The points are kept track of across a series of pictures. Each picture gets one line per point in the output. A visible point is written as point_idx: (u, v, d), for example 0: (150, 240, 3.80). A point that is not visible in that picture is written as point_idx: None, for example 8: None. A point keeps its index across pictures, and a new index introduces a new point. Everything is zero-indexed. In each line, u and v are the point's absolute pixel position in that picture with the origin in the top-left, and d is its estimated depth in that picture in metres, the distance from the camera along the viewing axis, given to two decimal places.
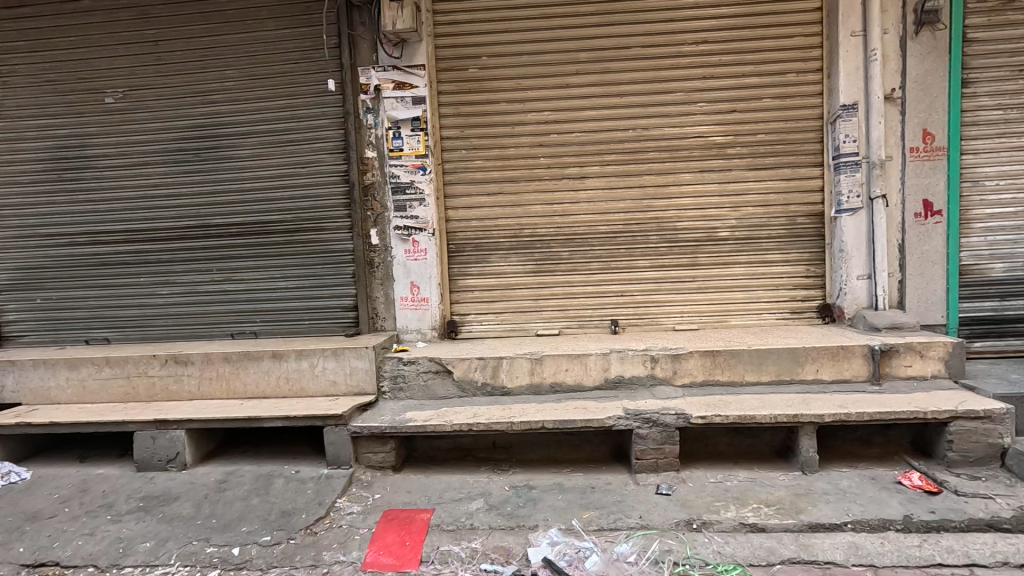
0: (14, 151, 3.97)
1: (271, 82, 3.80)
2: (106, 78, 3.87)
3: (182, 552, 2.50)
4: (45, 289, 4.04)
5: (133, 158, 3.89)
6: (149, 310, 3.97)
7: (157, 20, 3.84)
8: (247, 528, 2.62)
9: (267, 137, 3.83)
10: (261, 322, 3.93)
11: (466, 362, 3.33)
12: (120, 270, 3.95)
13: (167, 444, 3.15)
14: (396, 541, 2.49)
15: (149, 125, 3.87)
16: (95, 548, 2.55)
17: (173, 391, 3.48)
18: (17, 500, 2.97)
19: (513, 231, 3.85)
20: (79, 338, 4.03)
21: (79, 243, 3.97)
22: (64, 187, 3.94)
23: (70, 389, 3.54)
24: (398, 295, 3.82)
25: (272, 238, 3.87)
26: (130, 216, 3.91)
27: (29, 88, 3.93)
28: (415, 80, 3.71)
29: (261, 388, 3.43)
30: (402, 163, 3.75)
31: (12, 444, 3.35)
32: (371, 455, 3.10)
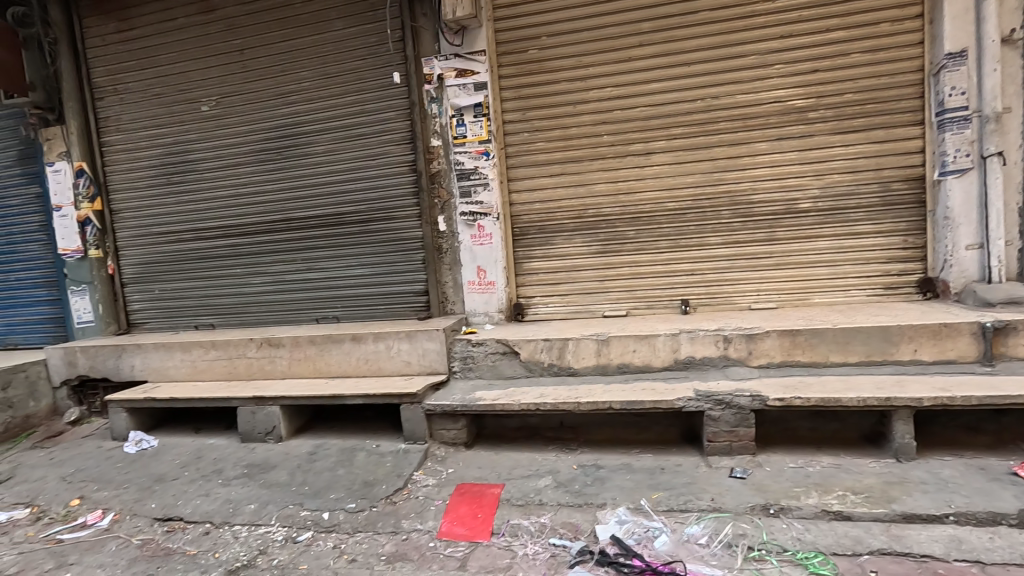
0: (130, 160, 4.50)
1: (342, 79, 4.01)
2: (201, 88, 4.27)
3: (280, 514, 2.77)
4: (161, 281, 4.57)
5: (226, 160, 4.28)
6: (246, 298, 4.37)
7: (241, 30, 4.15)
8: (334, 495, 2.85)
9: (340, 133, 4.05)
10: (341, 307, 4.20)
11: (533, 343, 3.38)
12: (221, 262, 4.38)
13: (265, 418, 3.49)
14: (468, 513, 2.61)
15: (238, 128, 4.23)
16: (209, 507, 2.90)
17: (268, 371, 3.83)
18: (147, 463, 3.44)
19: (576, 212, 3.82)
20: (190, 324, 4.53)
21: (186, 240, 4.44)
22: (172, 190, 4.42)
23: (185, 369, 4.00)
24: (466, 279, 3.94)
25: (348, 228, 4.11)
26: (227, 213, 4.32)
27: (140, 102, 4.41)
28: (476, 66, 3.75)
29: (343, 368, 3.69)
30: (466, 150, 3.83)
31: (142, 416, 3.87)
32: (444, 432, 3.25)
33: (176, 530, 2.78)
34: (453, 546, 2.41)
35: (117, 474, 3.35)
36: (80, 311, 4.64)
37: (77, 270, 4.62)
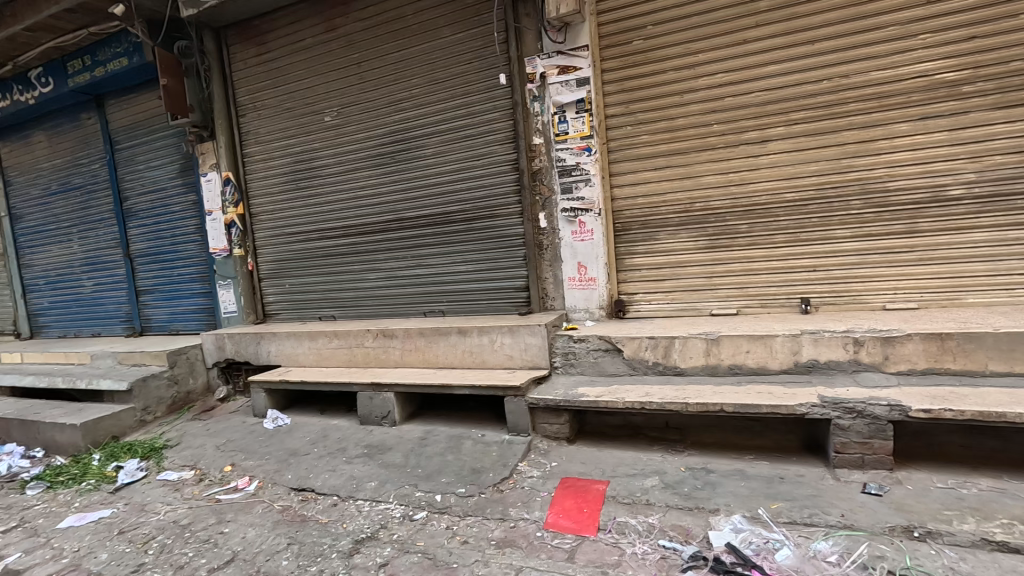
0: (267, 168, 5.07)
1: (449, 84, 4.20)
2: (325, 101, 4.69)
3: (398, 493, 2.99)
4: (291, 276, 5.10)
5: (346, 165, 4.67)
6: (362, 292, 4.75)
7: (359, 45, 4.49)
8: (445, 479, 3.02)
9: (447, 135, 4.25)
10: (447, 302, 4.41)
11: (637, 341, 3.33)
12: (341, 259, 4.80)
13: (381, 403, 3.78)
14: (573, 506, 2.63)
15: (356, 136, 4.59)
16: (336, 481, 3.20)
17: (383, 360, 4.14)
18: (283, 438, 3.87)
19: (683, 206, 3.68)
20: (315, 315, 5.02)
21: (312, 240, 4.92)
22: (301, 194, 4.91)
23: (312, 356, 4.44)
24: (567, 276, 3.96)
25: (454, 226, 4.31)
26: (346, 215, 4.71)
27: (274, 117, 4.94)
28: (579, 62, 3.74)
29: (450, 360, 3.88)
30: (568, 147, 3.84)
31: (277, 396, 4.36)
32: (547, 426, 3.31)
33: (309, 500, 3.09)
34: (560, 537, 2.45)
35: (259, 446, 3.81)
36: (226, 303, 5.32)
37: (224, 266, 5.29)
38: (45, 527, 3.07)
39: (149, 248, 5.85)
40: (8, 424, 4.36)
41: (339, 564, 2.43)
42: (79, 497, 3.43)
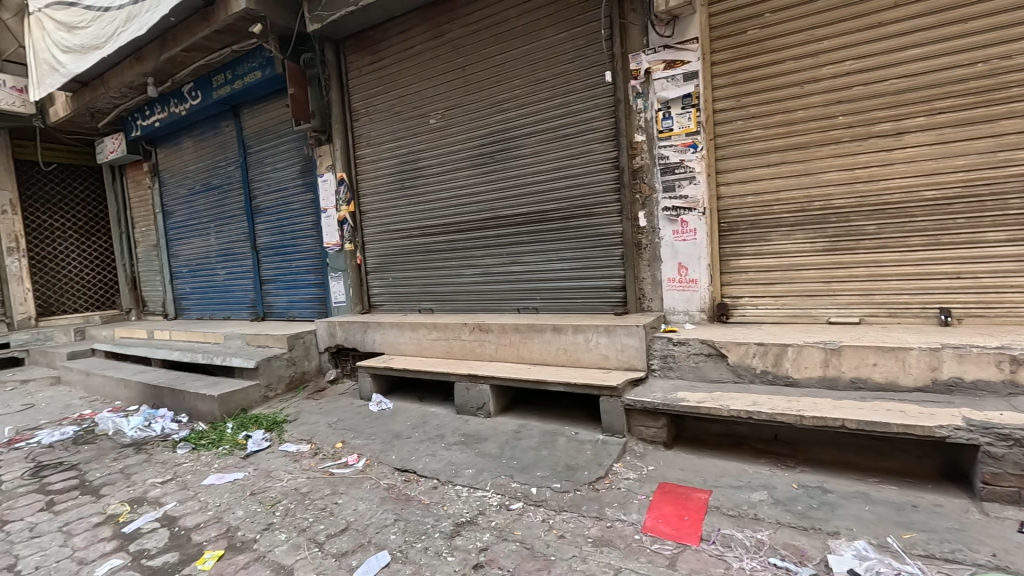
0: (377, 169, 5.43)
1: (550, 84, 4.24)
2: (431, 104, 4.93)
3: (494, 482, 3.08)
4: (394, 270, 5.43)
5: (449, 165, 4.88)
6: (459, 287, 4.94)
7: (464, 49, 4.67)
8: (540, 473, 3.07)
9: (547, 135, 4.30)
10: (540, 299, 4.47)
11: (743, 347, 3.16)
12: (441, 255, 5.03)
13: (477, 395, 3.92)
14: (673, 513, 2.56)
15: (459, 137, 4.78)
16: (436, 465, 3.36)
17: (479, 353, 4.28)
18: (387, 421, 4.14)
19: (798, 205, 3.44)
20: (414, 308, 5.31)
21: (414, 236, 5.20)
22: (406, 193, 5.22)
23: (412, 346, 4.70)
24: (666, 276, 3.86)
25: (550, 224, 4.35)
26: (447, 213, 4.93)
27: (384, 120, 5.29)
28: (687, 56, 3.62)
29: (544, 356, 3.92)
30: (672, 144, 3.73)
31: (381, 382, 4.67)
32: (644, 429, 3.25)
33: (411, 480, 3.28)
34: (660, 543, 2.39)
35: (366, 427, 4.10)
36: (337, 293, 5.78)
37: (336, 260, 5.74)
38: (193, 482, 3.54)
39: (272, 242, 6.50)
40: (161, 391, 5.06)
41: (442, 544, 2.55)
42: (218, 459, 3.90)
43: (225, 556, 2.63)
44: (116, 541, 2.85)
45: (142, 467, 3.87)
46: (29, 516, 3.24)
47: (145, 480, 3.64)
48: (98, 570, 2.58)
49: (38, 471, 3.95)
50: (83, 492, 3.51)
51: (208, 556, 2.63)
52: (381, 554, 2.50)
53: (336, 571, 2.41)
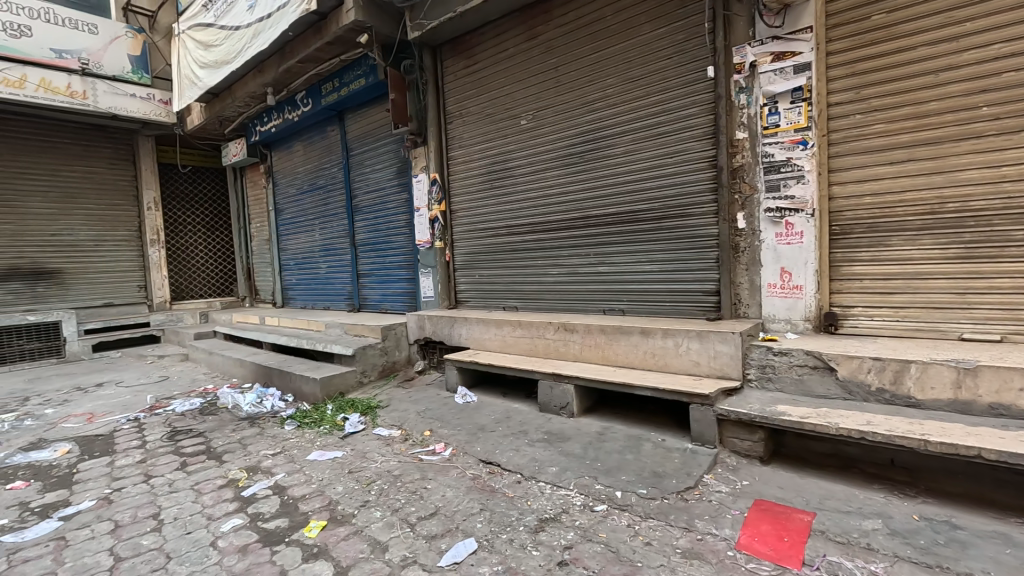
0: (468, 169, 5.62)
1: (645, 81, 4.15)
2: (522, 106, 5.01)
3: (577, 482, 3.07)
4: (481, 268, 5.59)
5: (537, 166, 4.93)
6: (544, 285, 4.98)
7: (557, 50, 4.70)
8: (625, 477, 3.02)
9: (639, 134, 4.21)
10: (627, 301, 4.39)
11: (856, 361, 2.91)
12: (528, 253, 5.10)
13: (560, 394, 3.94)
14: (771, 533, 2.41)
15: (549, 137, 4.82)
16: (520, 460, 3.41)
17: (563, 352, 4.29)
18: (472, 414, 4.27)
19: (927, 206, 3.10)
20: (500, 305, 5.42)
21: (501, 235, 5.32)
22: (495, 193, 5.35)
23: (497, 342, 4.82)
24: (766, 281, 3.63)
25: (641, 225, 4.26)
26: (534, 213, 4.99)
27: (477, 122, 5.45)
28: (799, 46, 3.38)
29: (631, 359, 3.85)
30: (778, 140, 3.51)
31: (466, 375, 4.83)
32: (738, 441, 3.09)
33: (495, 473, 3.35)
34: (756, 562, 2.26)
35: (452, 418, 4.26)
36: (426, 288, 6.05)
37: (427, 256, 6.00)
38: (299, 456, 3.87)
39: (369, 238, 6.93)
40: (271, 372, 5.58)
41: (526, 538, 2.59)
42: (320, 437, 4.24)
43: (328, 527, 2.85)
44: (236, 503, 3.20)
45: (256, 439, 4.30)
46: (167, 473, 3.72)
47: (259, 451, 4.04)
48: (223, 527, 2.91)
49: (173, 435, 4.52)
50: (209, 457, 3.96)
51: (313, 525, 2.87)
52: (469, 541, 2.59)
53: (426, 553, 2.53)
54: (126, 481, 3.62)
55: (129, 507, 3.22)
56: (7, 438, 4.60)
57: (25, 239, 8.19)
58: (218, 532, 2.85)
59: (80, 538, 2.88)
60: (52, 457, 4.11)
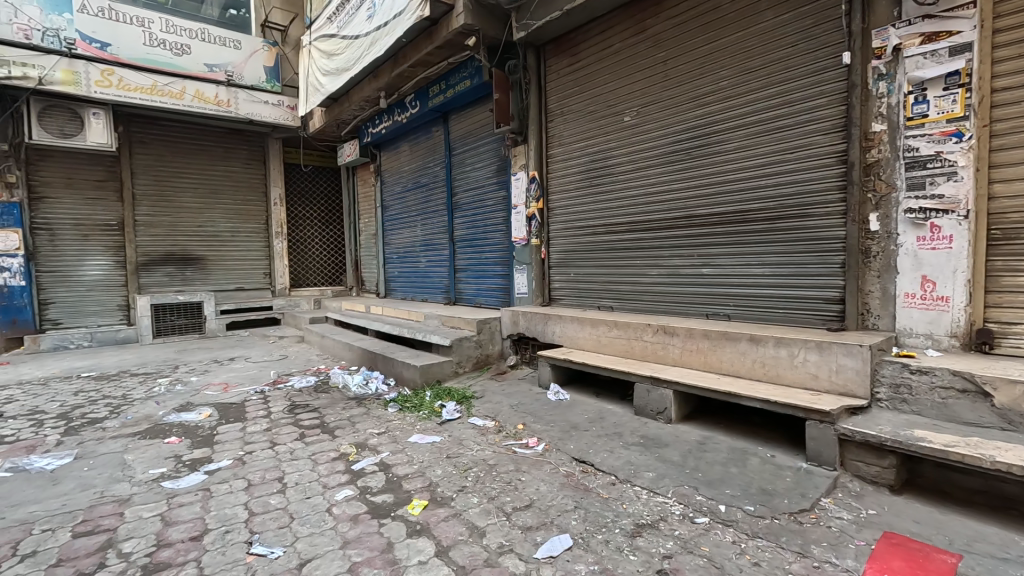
0: (567, 167, 5.61)
1: (765, 72, 3.89)
2: (626, 102, 4.91)
3: (676, 490, 2.96)
4: (576, 266, 5.57)
5: (640, 163, 4.81)
6: (642, 286, 4.86)
7: (666, 43, 4.54)
8: (730, 492, 2.85)
9: (755, 128, 3.95)
10: (733, 306, 4.17)
11: (1019, 387, 2.53)
12: (625, 253, 5.01)
13: (657, 398, 3.82)
14: (905, 570, 2.15)
15: (653, 133, 4.68)
16: (614, 462, 3.36)
17: (661, 356, 4.17)
18: (565, 412, 4.28)
19: None
20: (595, 304, 5.37)
21: (599, 233, 5.26)
22: (593, 191, 5.29)
23: (591, 341, 4.78)
24: (902, 291, 3.24)
25: (752, 225, 4.00)
26: (634, 211, 4.88)
27: (578, 120, 5.42)
28: (957, 24, 2.96)
29: (737, 367, 3.65)
30: (925, 133, 3.11)
31: (559, 372, 4.85)
32: (863, 466, 2.80)
33: (589, 472, 3.32)
34: None
35: (545, 414, 4.30)
36: (521, 284, 6.13)
37: (522, 253, 6.08)
38: (401, 438, 4.12)
39: (467, 234, 7.17)
40: (376, 357, 5.99)
41: (623, 541, 2.54)
42: (420, 421, 4.47)
43: (429, 506, 3.00)
44: (347, 475, 3.48)
45: (363, 418, 4.64)
46: (289, 442, 4.13)
47: (366, 429, 4.35)
48: (337, 496, 3.18)
49: (293, 408, 5.00)
50: (323, 431, 4.34)
51: (416, 504, 3.03)
52: (564, 537, 2.59)
53: (522, 543, 2.58)
54: (255, 445, 4.07)
55: (259, 469, 3.62)
56: (163, 399, 5.37)
57: (178, 230, 9.52)
58: (333, 500, 3.12)
59: (221, 491, 3.29)
60: (197, 419, 4.73)
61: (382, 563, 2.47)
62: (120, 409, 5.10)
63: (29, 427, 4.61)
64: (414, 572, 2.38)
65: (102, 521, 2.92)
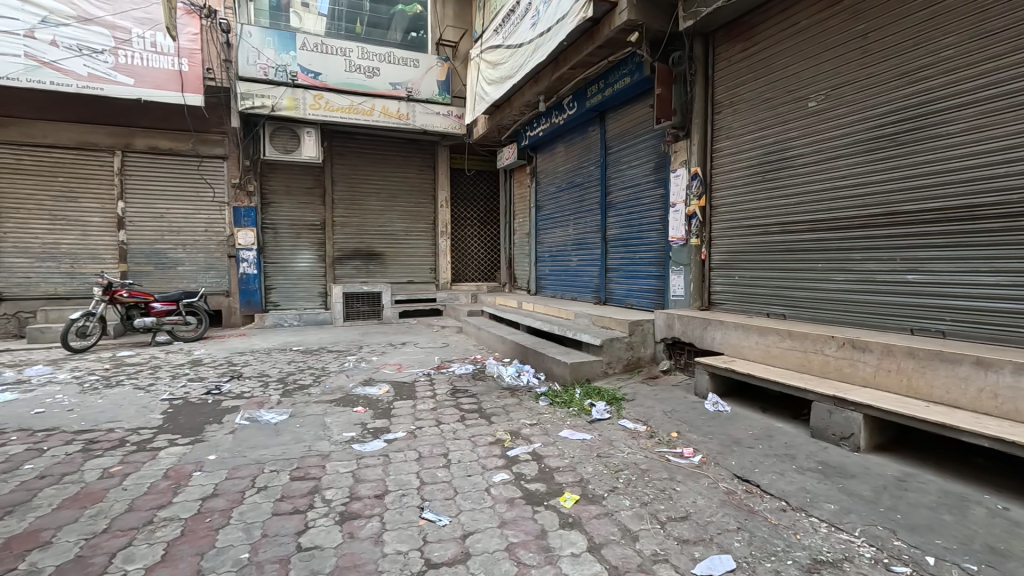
0: (735, 160, 5.19)
1: (1010, 35, 3.16)
2: (811, 85, 4.38)
3: (865, 529, 2.56)
4: (741, 268, 5.13)
5: (825, 154, 4.26)
6: (824, 293, 4.30)
7: (867, 13, 3.94)
8: (943, 543, 2.38)
9: (991, 105, 3.24)
10: (951, 321, 3.46)
11: None
12: (804, 254, 4.47)
13: (842, 422, 3.34)
14: None
15: (844, 119, 4.10)
16: (785, 487, 3.03)
17: (848, 373, 3.65)
18: (726, 425, 3.98)
19: None
20: (762, 310, 4.89)
21: (771, 232, 4.79)
22: (766, 186, 4.82)
23: (759, 351, 4.36)
24: None
25: (983, 224, 3.28)
26: (817, 208, 4.34)
27: (751, 109, 4.99)
28: None
29: (952, 396, 3.04)
30: None
31: (719, 382, 4.52)
32: None
33: (754, 493, 3.04)
34: None
35: (702, 424, 4.06)
36: (676, 286, 5.81)
37: (679, 253, 5.77)
38: (552, 431, 4.24)
39: (621, 233, 7.05)
40: (528, 351, 6.23)
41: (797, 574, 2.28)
42: (570, 417, 4.55)
43: (580, 502, 3.04)
44: (503, 460, 3.69)
45: (517, 408, 4.88)
46: (451, 422, 4.53)
47: (519, 419, 4.56)
48: (494, 477, 3.40)
49: (454, 392, 5.47)
50: (481, 416, 4.67)
51: (568, 497, 3.10)
52: (725, 557, 2.42)
53: (678, 555, 2.48)
54: (424, 421, 4.55)
55: (428, 443, 4.03)
56: (352, 373, 6.30)
57: (365, 229, 11.02)
58: (491, 481, 3.34)
59: (398, 459, 3.74)
60: (378, 393, 5.45)
61: (537, 548, 2.58)
62: (320, 378, 6.11)
63: (259, 386, 5.77)
64: (567, 562, 2.44)
65: (311, 470, 3.54)
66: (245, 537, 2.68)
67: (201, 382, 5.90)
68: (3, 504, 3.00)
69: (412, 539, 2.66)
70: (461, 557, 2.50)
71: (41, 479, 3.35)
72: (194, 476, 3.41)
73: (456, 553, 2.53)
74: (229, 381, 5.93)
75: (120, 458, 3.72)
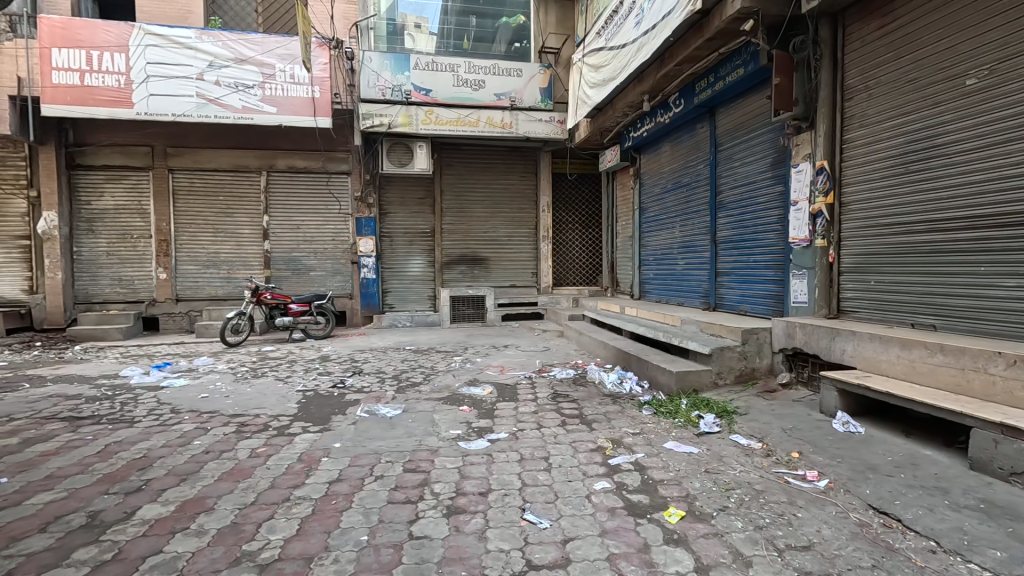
0: (869, 151, 4.62)
1: None
2: (970, 60, 3.79)
3: None
4: (879, 273, 4.54)
5: (990, 138, 3.66)
6: (989, 301, 3.69)
7: None
8: None
9: None
10: None
11: None
12: (961, 256, 3.86)
13: (1013, 454, 2.83)
14: None
15: (1016, 96, 3.50)
16: (934, 524, 2.64)
17: (1021, 398, 3.10)
18: (860, 448, 3.56)
19: None
20: (904, 320, 4.30)
21: (917, 230, 4.19)
22: (910, 178, 4.24)
23: (901, 367, 3.84)
24: None
25: None
26: (979, 201, 3.73)
27: (890, 92, 4.43)
28: None
29: None
30: None
31: (850, 400, 4.06)
32: None
33: (894, 528, 2.68)
34: None
35: (829, 446, 3.66)
36: (798, 291, 5.32)
37: (802, 256, 5.27)
38: (656, 441, 4.09)
39: (732, 235, 6.63)
40: (631, 357, 6.08)
41: None
42: (675, 429, 4.36)
43: (686, 518, 2.91)
44: (605, 468, 3.65)
45: (619, 416, 4.79)
46: (552, 426, 4.56)
47: (621, 427, 4.47)
48: (596, 485, 3.37)
49: (556, 396, 5.50)
50: (582, 422, 4.65)
51: (673, 512, 2.97)
52: None
53: None
54: (526, 424, 4.64)
55: (529, 446, 4.11)
56: (459, 373, 6.61)
57: (470, 235, 11.50)
58: (592, 488, 3.32)
59: (501, 459, 3.85)
60: (482, 394, 5.66)
61: (639, 562, 2.51)
62: (430, 377, 6.49)
63: (376, 382, 6.27)
64: None
65: (421, 463, 3.77)
66: (364, 521, 2.93)
67: (328, 376, 6.56)
68: (179, 473, 3.59)
69: (514, 539, 2.73)
70: (562, 562, 2.52)
71: (206, 454, 3.96)
72: (322, 461, 3.82)
73: (557, 557, 2.55)
74: (351, 376, 6.53)
75: (265, 441, 4.27)
